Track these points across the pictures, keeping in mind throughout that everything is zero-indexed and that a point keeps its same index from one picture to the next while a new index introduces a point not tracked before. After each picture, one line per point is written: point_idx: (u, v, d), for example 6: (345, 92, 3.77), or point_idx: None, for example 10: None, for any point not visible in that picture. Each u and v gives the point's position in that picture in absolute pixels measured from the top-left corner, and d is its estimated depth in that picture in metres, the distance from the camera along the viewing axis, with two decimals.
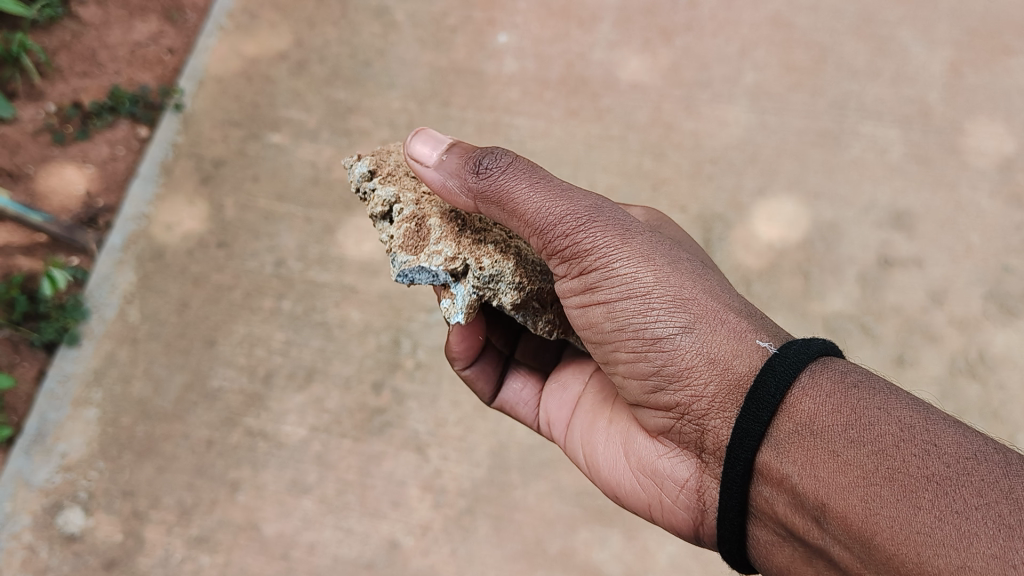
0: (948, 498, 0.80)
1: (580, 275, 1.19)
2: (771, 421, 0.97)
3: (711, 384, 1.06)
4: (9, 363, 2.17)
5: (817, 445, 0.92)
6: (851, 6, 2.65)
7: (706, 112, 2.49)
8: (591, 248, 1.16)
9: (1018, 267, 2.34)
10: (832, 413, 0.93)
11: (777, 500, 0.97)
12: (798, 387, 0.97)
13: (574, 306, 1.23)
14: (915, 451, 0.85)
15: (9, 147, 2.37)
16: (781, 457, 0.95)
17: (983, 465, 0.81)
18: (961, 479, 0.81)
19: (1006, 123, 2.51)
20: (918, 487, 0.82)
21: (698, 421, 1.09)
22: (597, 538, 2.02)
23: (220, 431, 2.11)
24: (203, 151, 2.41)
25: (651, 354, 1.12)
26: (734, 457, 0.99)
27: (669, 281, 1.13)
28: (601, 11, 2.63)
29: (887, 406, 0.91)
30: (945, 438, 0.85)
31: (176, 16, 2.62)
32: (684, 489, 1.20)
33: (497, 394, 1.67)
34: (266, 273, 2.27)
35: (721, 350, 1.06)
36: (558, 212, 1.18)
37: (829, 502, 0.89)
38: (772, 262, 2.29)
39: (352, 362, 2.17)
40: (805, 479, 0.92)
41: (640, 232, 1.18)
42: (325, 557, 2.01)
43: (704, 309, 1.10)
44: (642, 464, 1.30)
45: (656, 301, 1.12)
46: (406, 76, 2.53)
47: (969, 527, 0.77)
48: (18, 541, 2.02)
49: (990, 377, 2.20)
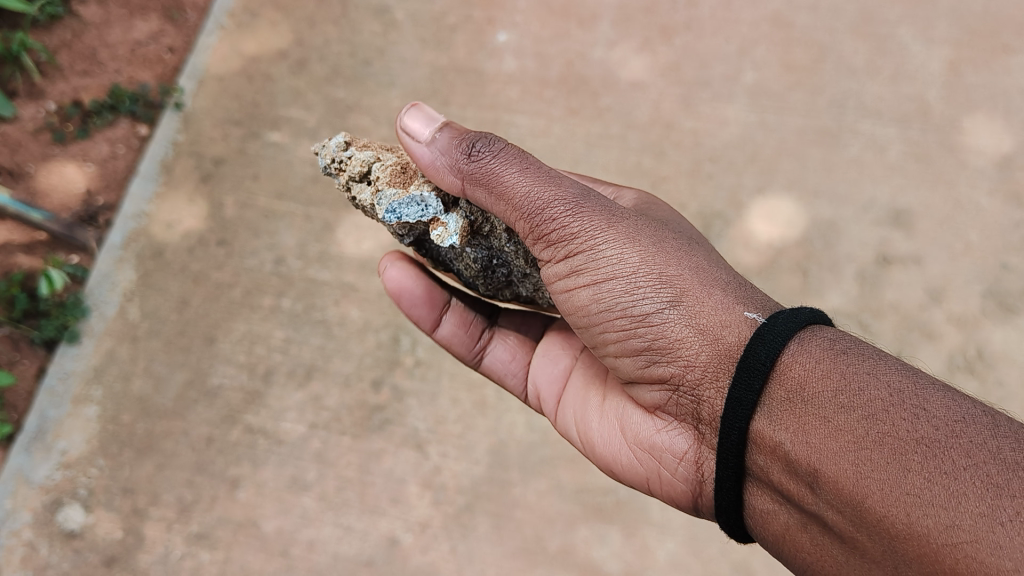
0: (937, 459, 0.83)
1: (567, 263, 1.23)
2: (763, 389, 1.01)
3: (702, 353, 1.11)
4: (9, 361, 2.16)
5: (809, 410, 0.96)
6: (851, 5, 2.65)
7: (706, 112, 2.50)
8: (576, 241, 1.21)
9: (1017, 265, 2.34)
10: (823, 381, 0.96)
11: (772, 468, 1.01)
12: (788, 355, 1.01)
13: (562, 291, 1.28)
14: (904, 415, 0.89)
15: (9, 146, 2.38)
16: (774, 425, 0.99)
17: (971, 427, 0.84)
18: (949, 442, 0.84)
19: (1005, 122, 2.51)
20: (907, 450, 0.86)
21: (693, 392, 1.13)
22: (596, 535, 2.02)
23: (219, 429, 2.12)
24: (203, 150, 2.42)
25: (641, 330, 1.17)
26: (728, 425, 1.02)
27: (656, 261, 1.18)
28: (600, 10, 2.64)
29: (876, 373, 0.95)
30: (933, 402, 0.89)
31: (176, 15, 2.62)
32: (682, 461, 1.24)
33: (482, 357, 1.70)
34: (265, 271, 2.27)
35: (709, 321, 1.11)
36: (545, 199, 1.21)
37: (821, 468, 0.92)
38: (771, 260, 2.30)
39: (352, 360, 2.18)
40: (799, 446, 0.95)
41: (625, 221, 1.22)
42: (324, 554, 2.02)
43: (692, 283, 1.15)
44: (639, 439, 1.32)
45: (642, 281, 1.17)
46: (406, 75, 2.53)
47: (958, 487, 0.80)
48: (18, 539, 2.03)
49: (989, 375, 2.21)
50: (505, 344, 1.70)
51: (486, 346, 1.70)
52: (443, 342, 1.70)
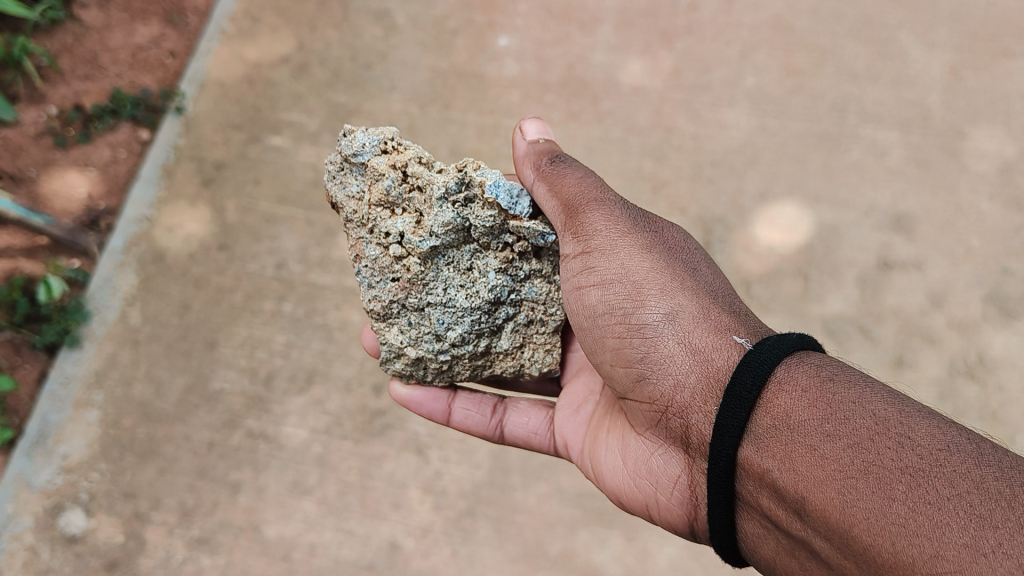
0: (920, 489, 0.86)
1: (582, 260, 1.32)
2: (749, 417, 1.04)
3: (691, 373, 1.15)
4: (11, 365, 2.18)
5: (795, 438, 0.99)
6: (852, 9, 2.66)
7: (707, 116, 2.50)
8: (597, 237, 1.31)
9: (1017, 270, 2.35)
10: (809, 408, 1.00)
11: (761, 494, 1.04)
12: (775, 381, 1.05)
13: (572, 288, 1.36)
14: (889, 444, 0.92)
15: (11, 150, 2.38)
16: (762, 452, 1.03)
17: (955, 456, 0.87)
18: (933, 471, 0.86)
19: (1005, 126, 2.52)
20: (892, 479, 0.89)
21: (680, 414, 1.16)
22: (597, 540, 2.02)
23: (221, 433, 2.12)
24: (204, 154, 2.42)
25: (636, 341, 1.23)
26: (716, 452, 1.06)
27: (662, 275, 1.26)
28: (601, 14, 2.64)
29: (862, 400, 0.99)
30: (918, 431, 0.92)
31: (177, 19, 2.62)
32: (677, 486, 1.26)
33: (503, 428, 1.66)
34: (267, 275, 2.27)
35: (702, 341, 1.16)
36: (586, 199, 1.34)
37: (808, 496, 0.95)
38: (772, 264, 2.30)
39: (353, 364, 2.18)
40: (785, 474, 0.99)
41: (644, 233, 1.32)
42: (326, 558, 2.02)
43: (690, 303, 1.22)
44: (639, 466, 1.34)
45: (648, 289, 1.25)
46: (407, 79, 2.53)
47: (941, 517, 0.82)
48: (19, 543, 2.03)
49: (989, 379, 2.21)
50: (521, 408, 1.66)
51: (502, 418, 1.65)
52: (461, 428, 1.66)
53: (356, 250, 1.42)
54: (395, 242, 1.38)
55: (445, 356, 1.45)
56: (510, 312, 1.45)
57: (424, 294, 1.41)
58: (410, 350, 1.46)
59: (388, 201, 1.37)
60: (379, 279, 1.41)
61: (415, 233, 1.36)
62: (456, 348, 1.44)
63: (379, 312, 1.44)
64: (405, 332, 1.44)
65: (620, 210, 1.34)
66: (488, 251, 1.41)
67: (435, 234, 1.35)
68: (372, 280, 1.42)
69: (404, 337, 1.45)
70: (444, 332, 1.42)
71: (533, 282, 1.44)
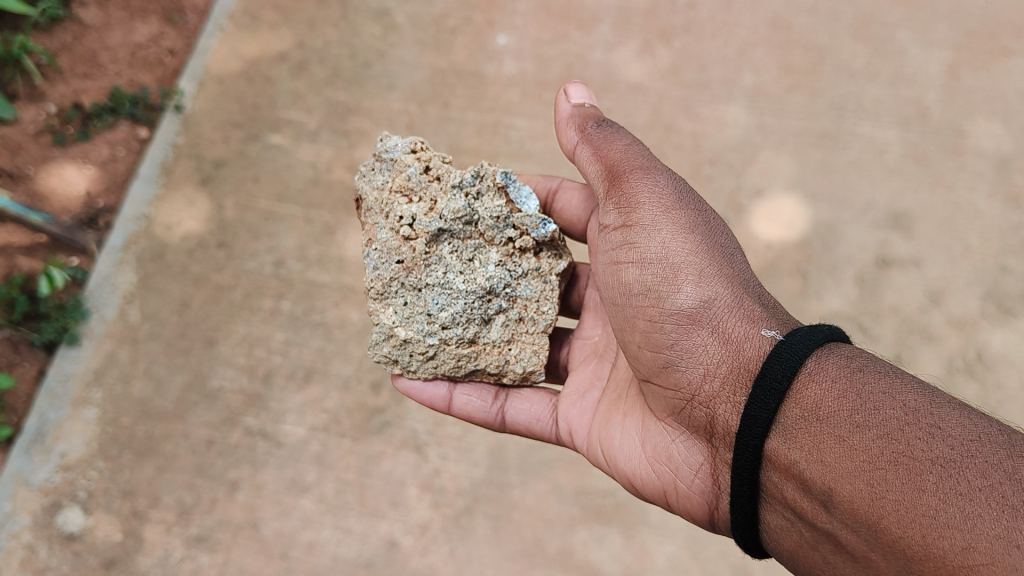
0: (951, 481, 0.88)
1: (622, 234, 1.34)
2: (778, 408, 1.07)
3: (722, 364, 1.18)
4: (9, 363, 2.18)
5: (823, 429, 1.02)
6: (851, 7, 2.66)
7: (706, 114, 2.50)
8: (640, 210, 1.32)
9: (1016, 268, 2.35)
10: (839, 399, 1.03)
11: (785, 486, 1.06)
12: (806, 372, 1.07)
13: (608, 264, 1.38)
14: (919, 435, 0.94)
15: (10, 148, 2.38)
16: (788, 443, 1.05)
17: (987, 446, 0.89)
18: (964, 462, 0.89)
19: (1003, 124, 2.52)
20: (923, 470, 0.91)
21: (707, 404, 1.20)
22: (596, 537, 2.02)
23: (219, 431, 2.12)
24: (203, 152, 2.42)
25: (667, 326, 1.25)
26: (743, 442, 1.08)
27: (698, 258, 1.27)
28: (600, 13, 2.64)
29: (891, 391, 1.01)
30: (948, 421, 0.94)
31: (177, 17, 2.62)
32: (698, 473, 1.28)
33: (504, 415, 1.58)
34: (266, 273, 2.27)
35: (734, 331, 1.18)
36: (631, 166, 1.37)
37: (835, 487, 0.98)
38: (770, 262, 2.30)
39: (352, 362, 2.18)
40: (812, 465, 1.01)
41: (687, 210, 1.32)
42: (324, 556, 2.02)
43: (724, 291, 1.23)
44: (658, 452, 1.35)
45: (684, 272, 1.26)
46: (407, 77, 2.54)
47: (973, 508, 0.85)
48: (18, 541, 2.03)
49: (988, 377, 2.21)
50: (526, 394, 1.59)
51: (505, 405, 1.57)
52: (462, 415, 1.58)
53: (368, 235, 1.44)
54: (406, 226, 1.39)
55: (433, 340, 1.42)
56: (504, 307, 1.44)
57: (423, 276, 1.40)
58: (399, 330, 1.42)
59: (408, 189, 1.41)
60: (385, 261, 1.41)
61: (427, 216, 1.39)
62: (444, 332, 1.41)
63: (378, 290, 1.42)
64: (399, 311, 1.42)
65: (667, 181, 1.35)
66: (491, 245, 1.44)
67: (445, 217, 1.38)
68: (378, 262, 1.42)
69: (397, 317, 1.43)
70: (437, 312, 1.40)
71: (530, 280, 1.45)
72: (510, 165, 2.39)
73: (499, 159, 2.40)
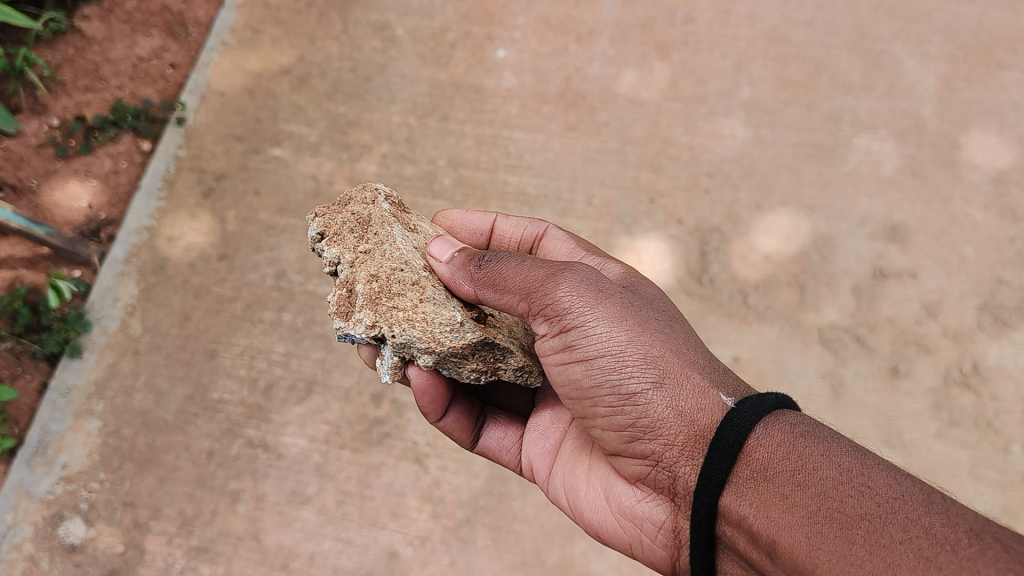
0: (877, 534, 0.97)
1: (560, 338, 1.33)
2: (731, 468, 1.14)
3: (679, 434, 1.21)
4: (11, 374, 2.17)
5: (768, 487, 1.09)
6: (847, 20, 2.69)
7: (703, 126, 2.52)
8: (569, 314, 1.31)
9: (1012, 280, 2.37)
10: (783, 459, 1.10)
11: (738, 538, 1.13)
12: (755, 437, 1.14)
13: (556, 365, 1.37)
14: (852, 492, 1.03)
15: (13, 161, 2.38)
16: (740, 500, 1.12)
17: (908, 503, 0.99)
18: (889, 518, 0.98)
19: (997, 137, 2.55)
20: (853, 525, 1.00)
21: (669, 468, 1.24)
22: (595, 548, 2.05)
23: (220, 443, 2.13)
24: (205, 165, 2.44)
25: (627, 408, 1.26)
26: (700, 499, 1.15)
27: (637, 343, 1.28)
28: (599, 27, 2.67)
29: (829, 453, 1.09)
30: (878, 480, 1.03)
31: (179, 31, 2.65)
32: (662, 529, 1.32)
33: (479, 440, 1.70)
34: (266, 285, 2.29)
35: (685, 402, 1.22)
36: (540, 275, 1.35)
37: (779, 539, 1.06)
38: (768, 274, 2.32)
39: (352, 373, 2.20)
40: (759, 519, 1.09)
41: (612, 300, 1.33)
42: (324, 567, 2.03)
43: (670, 366, 1.26)
44: (622, 508, 1.40)
45: (628, 359, 1.27)
46: (406, 91, 2.56)
47: (893, 559, 0.94)
48: (19, 552, 2.03)
49: (984, 389, 2.23)
50: (500, 423, 1.71)
51: (482, 430, 1.70)
52: (444, 431, 1.66)
53: None
54: None
55: None
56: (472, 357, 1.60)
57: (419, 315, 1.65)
58: None
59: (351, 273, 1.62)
60: None
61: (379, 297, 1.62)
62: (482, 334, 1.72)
63: None
64: None
65: (583, 279, 1.35)
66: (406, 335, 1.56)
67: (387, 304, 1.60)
68: None
69: None
70: None
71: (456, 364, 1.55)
72: (509, 177, 2.43)
73: (499, 172, 2.43)
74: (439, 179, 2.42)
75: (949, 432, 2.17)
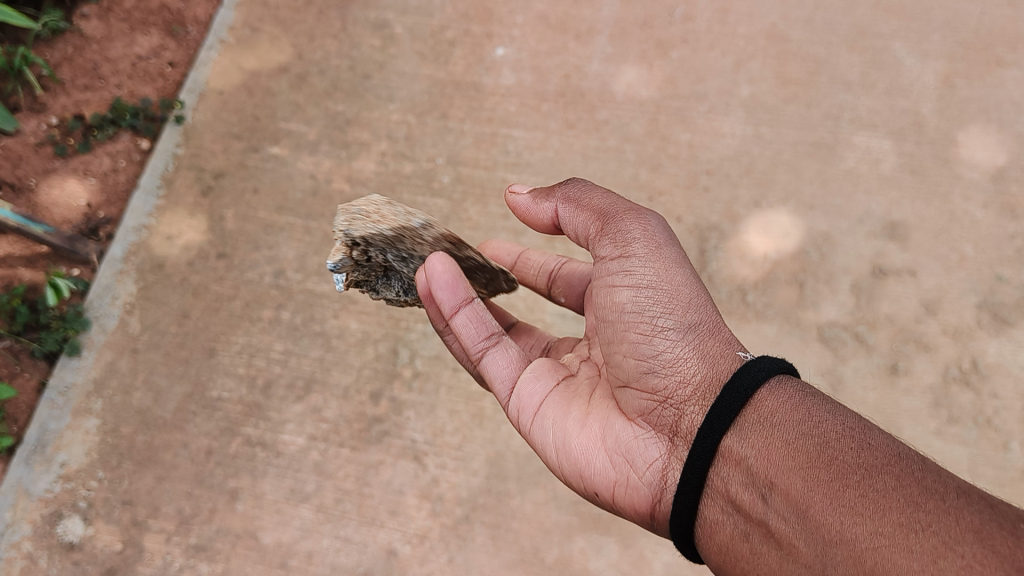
0: (872, 480, 1.00)
1: (618, 261, 1.40)
2: (741, 411, 1.16)
3: (698, 373, 1.26)
4: (9, 373, 2.16)
5: (773, 433, 1.11)
6: (846, 18, 2.69)
7: (702, 124, 2.52)
8: (633, 243, 1.40)
9: (1012, 277, 2.36)
10: (792, 411, 1.13)
11: (732, 480, 1.13)
12: (767, 387, 1.18)
13: (604, 285, 1.42)
14: (851, 444, 1.06)
15: (11, 159, 2.38)
16: (742, 442, 1.13)
17: (902, 459, 1.03)
18: (884, 468, 1.01)
19: (997, 135, 2.55)
20: (849, 472, 1.02)
21: (677, 406, 1.26)
22: (594, 546, 2.05)
23: (219, 441, 2.13)
24: (204, 163, 2.44)
25: (656, 339, 1.30)
26: (704, 433, 1.16)
27: (686, 287, 1.35)
28: (598, 25, 2.67)
29: (833, 412, 1.13)
30: (876, 438, 1.07)
31: (178, 29, 2.65)
32: (651, 468, 1.28)
33: (482, 356, 1.57)
34: (265, 283, 2.29)
35: (712, 348, 1.28)
36: (622, 210, 1.46)
37: (776, 480, 1.07)
38: (767, 271, 2.32)
39: (351, 372, 2.20)
40: (760, 460, 1.10)
41: (675, 249, 1.41)
42: (323, 565, 2.03)
43: (706, 318, 1.32)
44: (617, 444, 1.34)
45: (676, 296, 1.33)
46: (406, 89, 2.56)
47: (886, 502, 0.97)
48: (17, 551, 2.03)
49: (984, 386, 2.23)
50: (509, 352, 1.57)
51: (491, 348, 1.56)
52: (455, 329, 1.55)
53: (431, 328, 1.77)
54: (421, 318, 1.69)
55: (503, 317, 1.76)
56: None
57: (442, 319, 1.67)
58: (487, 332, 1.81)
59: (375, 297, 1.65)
60: None
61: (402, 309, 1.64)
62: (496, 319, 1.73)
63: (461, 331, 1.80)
64: None
65: (656, 226, 1.44)
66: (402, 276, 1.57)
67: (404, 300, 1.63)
68: None
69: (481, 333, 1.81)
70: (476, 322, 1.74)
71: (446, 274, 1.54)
72: (508, 175, 2.43)
73: (498, 170, 2.43)
74: (438, 177, 2.42)
75: (948, 430, 2.17)
